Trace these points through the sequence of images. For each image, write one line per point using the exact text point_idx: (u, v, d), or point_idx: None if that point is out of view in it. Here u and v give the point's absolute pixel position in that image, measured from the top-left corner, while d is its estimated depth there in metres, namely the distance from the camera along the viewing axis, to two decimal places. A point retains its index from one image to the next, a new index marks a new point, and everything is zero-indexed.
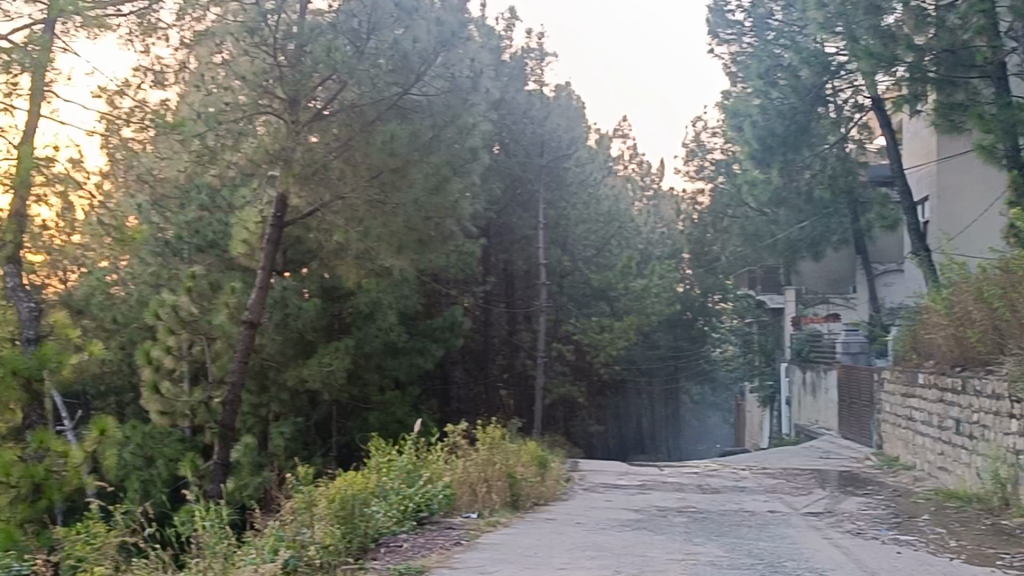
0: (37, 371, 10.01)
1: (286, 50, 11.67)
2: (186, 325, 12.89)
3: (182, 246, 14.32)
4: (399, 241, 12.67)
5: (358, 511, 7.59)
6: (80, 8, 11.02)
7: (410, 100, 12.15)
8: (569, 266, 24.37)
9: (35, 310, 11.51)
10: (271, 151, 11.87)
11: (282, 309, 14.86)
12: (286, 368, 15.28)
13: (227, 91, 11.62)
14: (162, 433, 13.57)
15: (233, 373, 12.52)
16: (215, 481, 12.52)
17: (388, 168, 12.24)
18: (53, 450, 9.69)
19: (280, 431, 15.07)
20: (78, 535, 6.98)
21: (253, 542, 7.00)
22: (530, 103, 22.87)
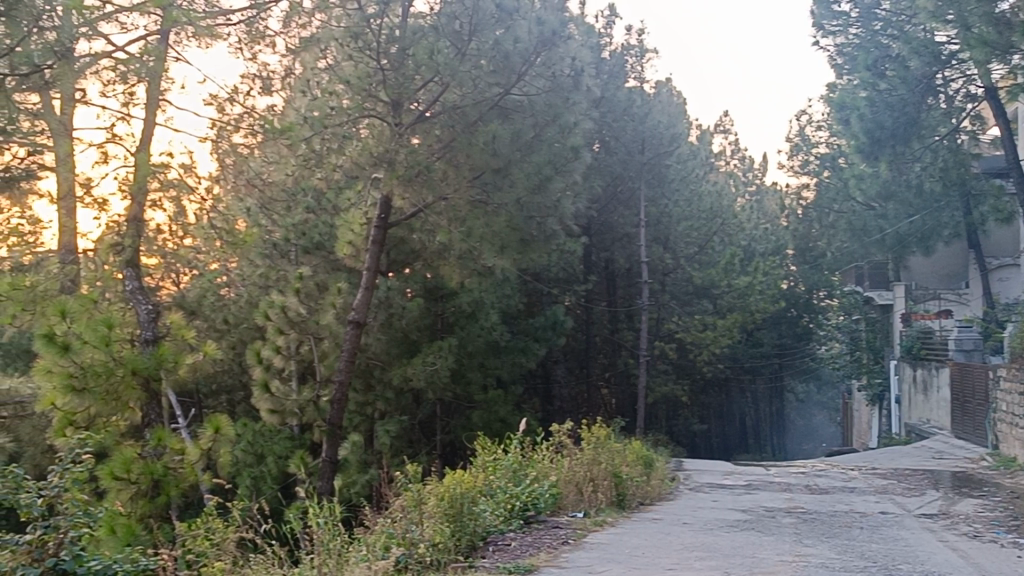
0: (155, 371, 10.63)
1: (389, 53, 11.87)
2: (295, 326, 13.01)
3: (289, 248, 14.40)
4: (502, 242, 12.55)
5: (466, 509, 7.63)
6: (193, 17, 11.44)
7: (511, 101, 12.19)
8: (671, 264, 24.20)
9: (153, 312, 12.25)
10: (375, 153, 11.93)
11: (387, 309, 15.13)
12: (391, 367, 15.50)
13: (331, 95, 11.86)
14: (272, 431, 13.80)
15: (340, 372, 12.75)
16: (325, 478, 12.73)
17: (490, 168, 12.24)
18: (170, 448, 10.10)
19: (385, 430, 15.24)
20: (197, 530, 7.22)
21: (364, 539, 7.07)
22: (631, 99, 22.49)
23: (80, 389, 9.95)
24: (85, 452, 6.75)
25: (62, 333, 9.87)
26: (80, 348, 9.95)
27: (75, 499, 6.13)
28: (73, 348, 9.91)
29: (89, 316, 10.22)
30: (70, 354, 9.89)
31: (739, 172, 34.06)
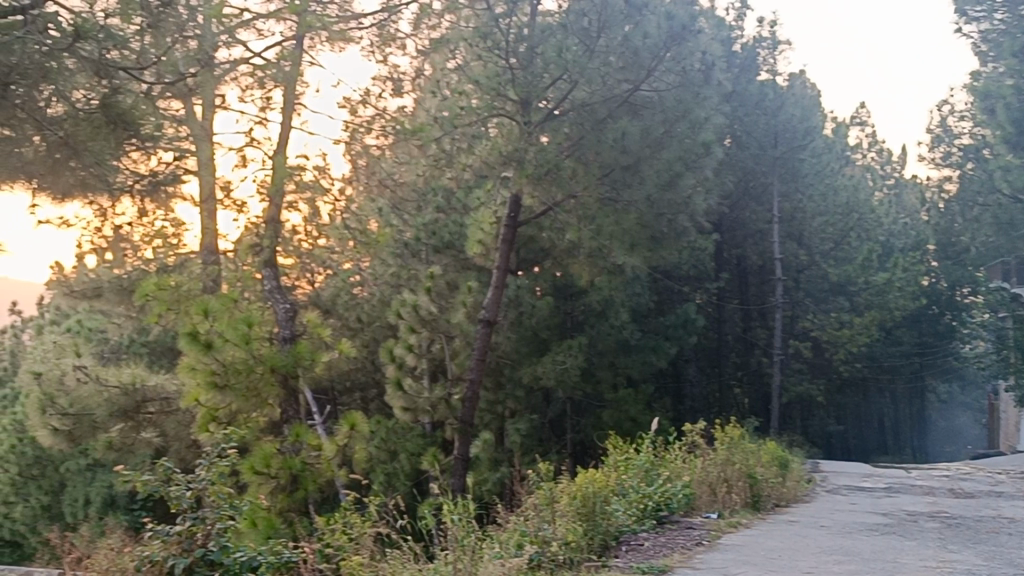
0: (293, 368, 10.89)
1: (517, 52, 11.85)
2: (426, 324, 13.13)
3: (420, 247, 14.45)
4: (632, 240, 12.46)
5: (599, 508, 7.58)
6: (327, 22, 11.71)
7: (641, 96, 12.03)
8: (806, 260, 23.67)
9: (291, 310, 12.54)
10: (505, 152, 11.97)
11: (517, 308, 15.27)
12: (522, 365, 15.54)
13: (461, 96, 11.94)
14: (404, 428, 13.87)
15: (471, 370, 12.85)
16: (456, 475, 12.84)
17: (619, 165, 12.12)
18: (307, 444, 10.41)
19: (516, 428, 15.30)
20: (335, 524, 7.41)
21: (498, 537, 7.15)
22: (764, 93, 22.47)
23: (221, 386, 10.38)
24: (231, 449, 6.99)
25: (205, 332, 10.26)
26: (221, 346, 10.32)
27: (221, 493, 6.38)
28: (215, 346, 10.28)
29: (230, 315, 10.51)
30: (212, 352, 10.29)
31: (877, 166, 33.05)
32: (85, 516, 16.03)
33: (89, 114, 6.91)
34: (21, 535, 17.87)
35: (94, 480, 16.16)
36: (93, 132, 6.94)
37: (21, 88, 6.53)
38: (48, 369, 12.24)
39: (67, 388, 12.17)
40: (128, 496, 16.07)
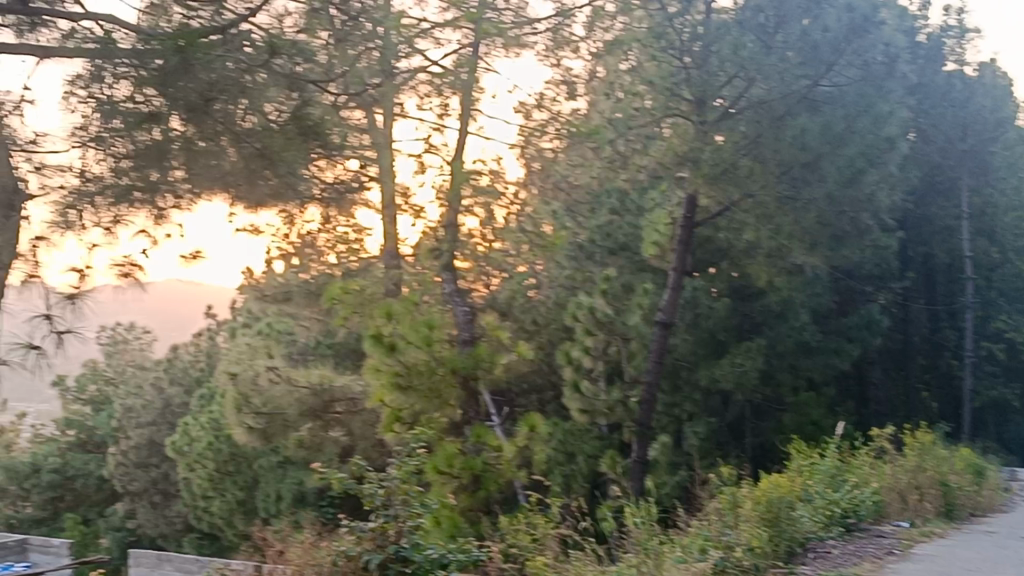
0: (473, 370, 11.05)
1: (692, 51, 11.64)
2: (602, 326, 13.23)
3: (595, 250, 14.30)
4: (812, 239, 12.32)
5: (784, 514, 7.42)
6: (504, 29, 12.05)
7: (821, 92, 11.70)
8: (998, 258, 22.65)
9: (469, 313, 13.06)
10: (680, 152, 11.71)
11: (693, 309, 15.33)
12: (699, 367, 15.34)
13: (635, 97, 12.00)
14: (582, 430, 13.85)
15: (648, 372, 12.75)
16: (635, 478, 12.80)
17: (799, 163, 11.66)
18: (487, 445, 10.69)
19: (694, 431, 15.09)
20: (519, 523, 7.57)
21: (680, 541, 7.09)
22: (952, 83, 22.06)
23: (404, 386, 10.79)
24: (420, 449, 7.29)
25: (388, 333, 10.67)
26: (405, 349, 10.73)
27: (409, 491, 6.62)
28: (399, 348, 10.69)
29: (412, 318, 10.75)
30: (396, 354, 10.70)
31: None
32: (276, 511, 16.70)
33: (283, 127, 6.67)
34: (220, 527, 18.78)
35: (285, 477, 16.83)
36: (287, 144, 6.63)
37: (223, 103, 6.47)
38: (243, 370, 12.97)
39: (260, 388, 12.79)
40: (316, 492, 16.66)
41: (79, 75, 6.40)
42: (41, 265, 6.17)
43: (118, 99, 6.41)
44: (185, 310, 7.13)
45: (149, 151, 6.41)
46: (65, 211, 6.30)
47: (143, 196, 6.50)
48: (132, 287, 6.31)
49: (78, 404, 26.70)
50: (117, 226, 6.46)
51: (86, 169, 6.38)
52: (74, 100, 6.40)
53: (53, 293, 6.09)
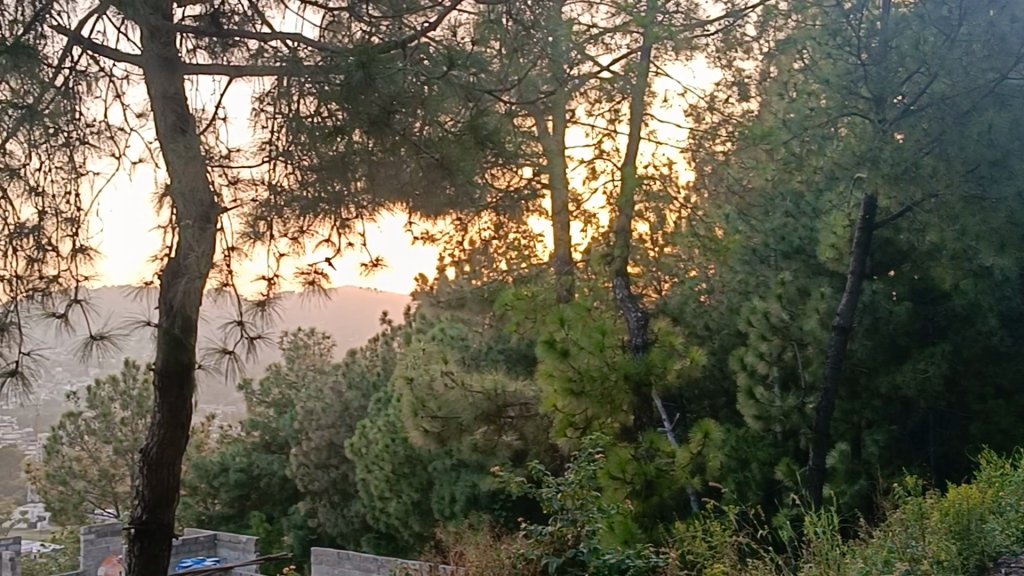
0: (645, 375, 11.19)
1: (869, 47, 11.48)
2: (777, 330, 12.63)
3: (769, 253, 13.71)
4: (1001, 240, 11.47)
5: (975, 527, 7.09)
6: (674, 31, 12.10)
7: (1008, 86, 11.29)
8: None
9: (642, 319, 12.66)
10: (858, 152, 11.14)
11: (873, 314, 14.80)
12: (879, 373, 14.90)
13: (810, 97, 11.69)
14: (756, 437, 13.63)
15: (827, 379, 12.36)
16: (813, 487, 12.37)
17: (986, 160, 11.03)
18: (660, 450, 10.67)
19: (873, 439, 14.60)
20: (696, 531, 7.52)
21: (863, 553, 6.80)
22: None
23: (577, 392, 10.71)
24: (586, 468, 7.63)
25: (562, 339, 10.76)
26: (577, 354, 10.76)
27: (580, 497, 7.18)
28: (572, 353, 10.73)
29: (585, 325, 11.05)
30: (569, 359, 10.72)
31: None
32: (450, 513, 16.95)
33: (459, 136, 6.85)
34: (396, 528, 19.28)
35: (459, 480, 17.12)
36: (463, 151, 6.79)
37: (403, 115, 6.62)
38: (419, 375, 13.24)
39: (436, 392, 13.01)
40: (489, 496, 16.88)
41: (266, 93, 6.73)
42: (232, 274, 6.45)
43: (305, 115, 6.58)
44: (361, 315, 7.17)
45: (331, 163, 6.49)
46: (256, 222, 6.38)
47: (328, 206, 6.48)
48: (315, 293, 6.37)
49: (262, 406, 27.71)
50: (302, 236, 6.48)
51: (270, 180, 6.50)
52: (262, 115, 6.72)
53: (243, 301, 6.36)
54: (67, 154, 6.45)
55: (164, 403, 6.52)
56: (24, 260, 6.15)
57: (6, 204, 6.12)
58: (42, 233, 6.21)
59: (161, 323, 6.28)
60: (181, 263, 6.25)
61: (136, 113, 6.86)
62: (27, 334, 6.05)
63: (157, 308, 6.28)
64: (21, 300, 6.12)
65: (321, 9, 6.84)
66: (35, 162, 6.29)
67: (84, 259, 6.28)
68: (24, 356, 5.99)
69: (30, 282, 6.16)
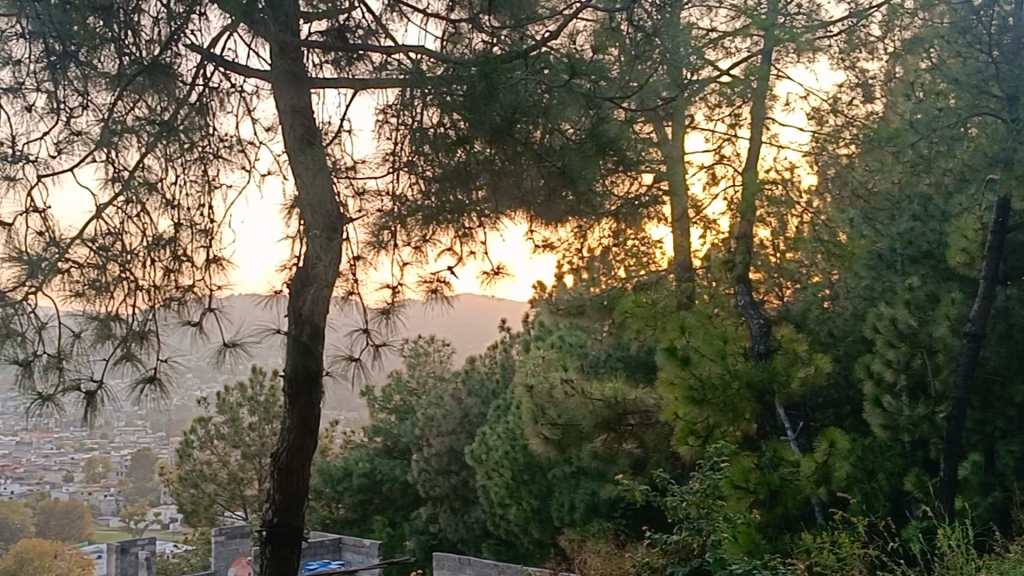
0: (768, 383, 10.96)
1: (1002, 44, 11.10)
2: (906, 339, 12.17)
3: (895, 258, 13.00)
4: None
5: None
6: (796, 33, 11.90)
7: None
8: None
9: (764, 326, 12.50)
10: (990, 153, 10.78)
11: (1006, 320, 14.32)
12: (1013, 382, 14.36)
13: (939, 98, 11.36)
14: (883, 447, 13.27)
15: (958, 388, 11.94)
16: (945, 499, 11.96)
17: None
18: (785, 458, 10.51)
19: (1009, 450, 14.06)
20: (825, 543, 7.34)
21: (999, 568, 6.53)
22: None
23: (699, 400, 10.59)
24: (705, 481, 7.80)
25: (682, 346, 10.65)
26: (698, 362, 10.64)
27: (696, 507, 7.53)
28: (692, 361, 10.63)
29: (707, 332, 10.94)
30: (690, 367, 10.62)
31: None
32: (570, 521, 16.93)
33: (580, 143, 6.73)
34: (516, 534, 19.34)
35: (578, 487, 17.07)
36: (585, 160, 6.64)
37: (525, 123, 6.50)
38: (539, 383, 13.21)
39: (556, 400, 12.96)
40: (609, 503, 16.81)
41: (389, 104, 6.79)
42: (358, 282, 6.67)
43: (427, 126, 6.57)
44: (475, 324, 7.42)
45: (453, 172, 6.55)
46: (380, 232, 6.61)
47: (451, 217, 6.62)
48: (438, 301, 6.68)
49: (384, 412, 28.18)
50: (426, 246, 6.73)
51: (393, 190, 6.65)
52: (386, 127, 6.82)
53: (368, 309, 6.52)
54: (201, 168, 6.67)
55: (295, 408, 6.58)
56: (161, 270, 6.47)
57: (144, 217, 6.41)
58: (178, 245, 6.50)
59: (290, 330, 6.36)
60: (311, 272, 6.32)
61: (266, 127, 7.08)
62: (163, 342, 6.40)
63: (286, 316, 6.39)
64: (158, 309, 6.43)
65: (442, 21, 6.90)
66: (171, 176, 6.55)
67: (218, 269, 6.52)
68: (161, 363, 6.31)
69: (166, 291, 6.48)
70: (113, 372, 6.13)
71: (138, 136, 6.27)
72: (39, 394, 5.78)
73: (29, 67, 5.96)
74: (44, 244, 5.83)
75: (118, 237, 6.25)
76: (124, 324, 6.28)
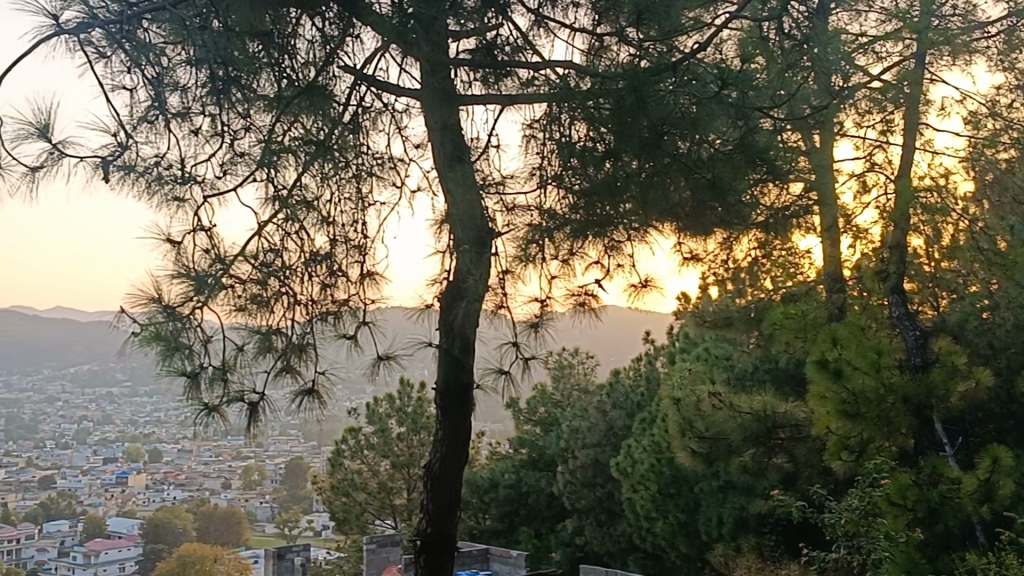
0: (927, 398, 10.74)
1: None
2: None
3: None
4: None
5: None
6: (952, 35, 11.64)
7: None
8: None
9: (921, 337, 12.06)
10: None
11: None
12: None
13: None
14: None
15: None
16: None
17: None
18: (944, 476, 10.15)
19: None
20: (990, 565, 7.08)
21: None
22: None
23: (852, 415, 10.33)
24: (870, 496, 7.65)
25: (834, 359, 10.41)
26: (851, 375, 10.38)
27: (851, 521, 7.40)
28: (845, 374, 10.37)
29: (860, 343, 10.65)
30: (842, 380, 10.37)
31: None
32: (718, 535, 16.73)
33: (729, 155, 6.63)
34: (664, 549, 19.19)
35: (727, 502, 16.84)
36: (735, 172, 6.59)
37: (674, 138, 6.40)
38: (685, 396, 13.09)
39: (703, 413, 12.81)
40: (759, 519, 16.53)
41: (536, 119, 6.82)
42: (506, 296, 6.57)
43: (576, 140, 6.52)
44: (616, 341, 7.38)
45: (602, 186, 6.42)
46: (527, 246, 6.59)
47: (599, 231, 6.58)
48: (585, 314, 6.75)
49: (529, 424, 28.34)
50: (573, 259, 6.74)
51: (542, 205, 6.68)
52: (533, 142, 6.84)
53: (517, 322, 6.53)
54: (355, 185, 6.89)
55: (447, 421, 6.55)
56: (318, 285, 6.73)
57: (302, 233, 6.67)
58: (333, 260, 6.79)
59: (440, 344, 6.32)
60: (461, 286, 6.22)
61: (415, 144, 7.25)
62: (321, 354, 6.62)
63: (437, 329, 6.35)
64: (315, 321, 6.66)
65: (588, 35, 6.80)
66: (326, 193, 6.75)
67: (372, 284, 6.81)
68: (319, 374, 6.55)
69: (323, 304, 6.71)
70: (274, 384, 6.42)
71: (295, 156, 6.37)
72: (205, 404, 6.08)
73: (194, 93, 6.13)
74: (211, 260, 6.08)
75: (277, 254, 6.51)
76: (284, 336, 6.54)
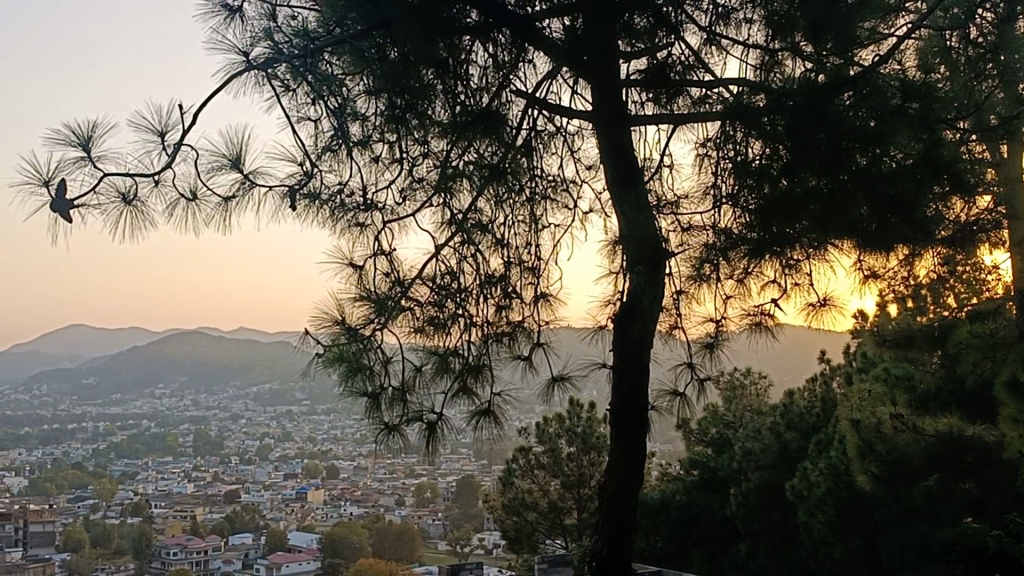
0: None
1: None
2: None
3: None
4: None
5: None
6: None
7: None
8: None
9: None
10: None
11: None
12: None
13: None
14: None
15: None
16: None
17: None
18: None
19: None
20: None
21: None
22: None
23: None
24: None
25: None
26: None
27: None
28: None
29: None
30: None
31: None
32: (902, 562, 15.98)
33: (914, 168, 6.08)
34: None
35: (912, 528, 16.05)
36: (920, 188, 6.00)
37: (854, 152, 5.83)
38: (865, 418, 12.05)
39: (884, 436, 11.78)
40: None
41: (710, 138, 6.72)
42: (678, 315, 6.81)
43: (752, 159, 6.11)
44: (803, 351, 7.24)
45: (780, 205, 5.97)
46: (701, 267, 6.50)
47: (775, 256, 6.23)
48: (761, 333, 6.70)
49: (702, 445, 27.69)
50: (750, 280, 6.51)
51: (716, 224, 6.47)
52: (706, 161, 6.76)
53: (691, 342, 6.73)
54: (529, 209, 7.01)
55: (621, 446, 6.32)
56: (494, 307, 6.81)
57: (478, 256, 6.74)
58: (508, 282, 6.83)
59: (615, 365, 6.39)
60: (635, 308, 6.30)
61: (587, 165, 7.28)
62: (496, 374, 6.70)
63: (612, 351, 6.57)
64: (491, 342, 6.79)
65: (761, 51, 6.47)
66: (500, 217, 6.84)
67: (546, 305, 6.93)
68: (495, 396, 6.58)
69: (499, 325, 6.84)
70: (451, 405, 6.45)
71: (470, 180, 6.47)
72: (386, 424, 6.16)
73: (374, 122, 6.29)
74: (391, 284, 6.20)
75: (455, 277, 6.56)
76: (461, 357, 6.62)
